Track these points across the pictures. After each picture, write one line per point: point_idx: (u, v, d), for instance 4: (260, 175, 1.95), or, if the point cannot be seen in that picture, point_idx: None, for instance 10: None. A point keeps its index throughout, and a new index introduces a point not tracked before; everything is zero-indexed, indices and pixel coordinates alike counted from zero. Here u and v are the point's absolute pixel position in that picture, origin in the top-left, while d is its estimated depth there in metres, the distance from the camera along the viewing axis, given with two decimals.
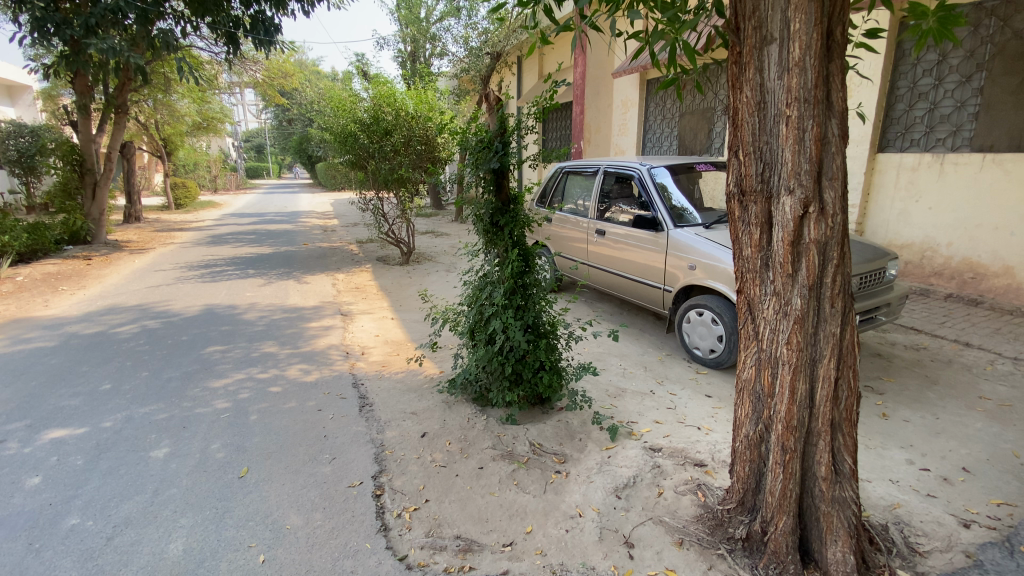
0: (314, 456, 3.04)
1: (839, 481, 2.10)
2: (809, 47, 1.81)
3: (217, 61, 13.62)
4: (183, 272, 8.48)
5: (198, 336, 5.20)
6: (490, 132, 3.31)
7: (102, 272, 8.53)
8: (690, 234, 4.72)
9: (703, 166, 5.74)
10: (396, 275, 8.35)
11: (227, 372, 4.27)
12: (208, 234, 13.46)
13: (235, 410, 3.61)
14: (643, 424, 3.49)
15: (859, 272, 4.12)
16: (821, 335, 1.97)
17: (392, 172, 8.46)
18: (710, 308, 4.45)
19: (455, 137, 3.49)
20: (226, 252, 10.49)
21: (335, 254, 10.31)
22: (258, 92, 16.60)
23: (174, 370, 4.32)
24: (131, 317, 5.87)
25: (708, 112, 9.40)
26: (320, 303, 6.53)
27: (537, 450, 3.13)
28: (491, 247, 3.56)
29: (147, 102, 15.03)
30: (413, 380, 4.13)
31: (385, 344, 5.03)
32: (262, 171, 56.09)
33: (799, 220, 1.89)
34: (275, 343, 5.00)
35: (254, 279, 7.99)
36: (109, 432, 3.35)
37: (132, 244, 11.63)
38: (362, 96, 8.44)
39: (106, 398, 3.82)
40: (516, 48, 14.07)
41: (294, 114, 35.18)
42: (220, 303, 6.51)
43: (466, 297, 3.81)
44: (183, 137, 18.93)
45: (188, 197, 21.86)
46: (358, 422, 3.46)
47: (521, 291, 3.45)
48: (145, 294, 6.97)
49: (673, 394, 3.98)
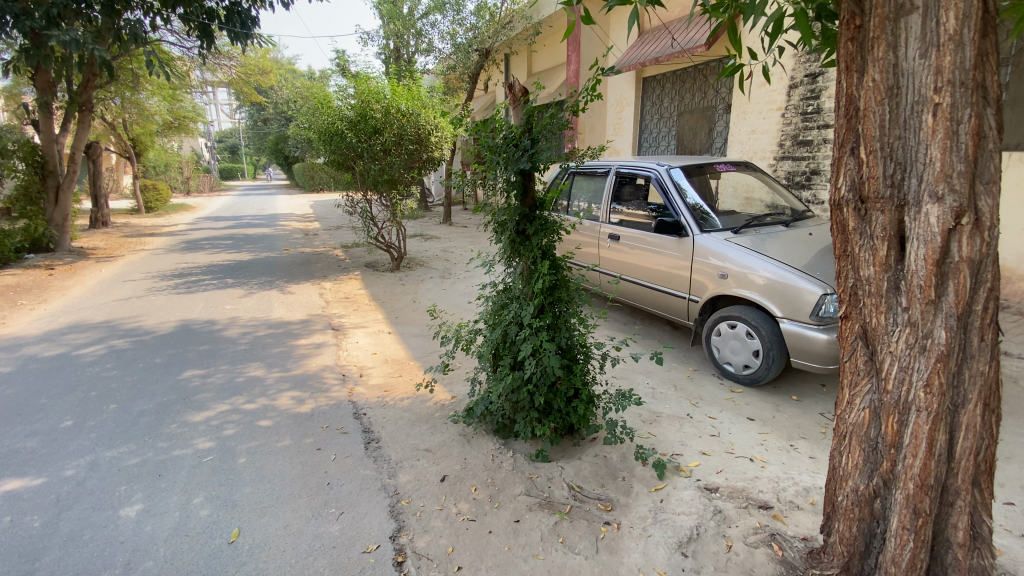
0: (318, 511, 2.57)
1: (977, 548, 1.73)
2: (968, 17, 1.46)
3: (190, 57, 12.87)
4: (155, 282, 7.83)
5: (174, 358, 4.64)
6: (515, 128, 2.89)
7: (65, 283, 7.82)
8: (718, 240, 4.37)
9: (722, 167, 5.43)
10: (387, 282, 7.84)
11: (209, 403, 3.74)
12: (182, 240, 12.71)
13: (220, 452, 3.10)
14: (689, 458, 3.12)
15: None
16: (967, 374, 1.60)
17: (382, 173, 8.04)
18: (745, 321, 4.10)
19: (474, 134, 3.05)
20: (202, 260, 9.81)
21: (320, 260, 9.73)
22: (233, 90, 15.83)
23: (147, 401, 3.77)
24: (97, 336, 5.26)
25: (708, 111, 9.09)
26: (308, 316, 5.99)
27: (578, 495, 2.72)
28: (514, 258, 3.13)
29: (113, 100, 14.18)
30: (422, 408, 3.67)
31: (385, 364, 4.56)
32: (236, 172, 54.54)
33: (947, 233, 1.52)
34: (262, 366, 4.47)
35: (234, 289, 7.40)
36: (71, 483, 2.80)
37: (99, 251, 10.83)
38: (348, 93, 7.90)
39: (69, 438, 3.26)
40: (505, 45, 13.60)
41: (270, 114, 34.22)
42: (197, 318, 5.92)
43: (484, 315, 3.35)
44: (152, 137, 18.02)
45: (160, 199, 20.85)
46: (366, 463, 3.00)
47: (552, 308, 3.03)
48: (114, 309, 6.34)
49: (713, 418, 3.63)
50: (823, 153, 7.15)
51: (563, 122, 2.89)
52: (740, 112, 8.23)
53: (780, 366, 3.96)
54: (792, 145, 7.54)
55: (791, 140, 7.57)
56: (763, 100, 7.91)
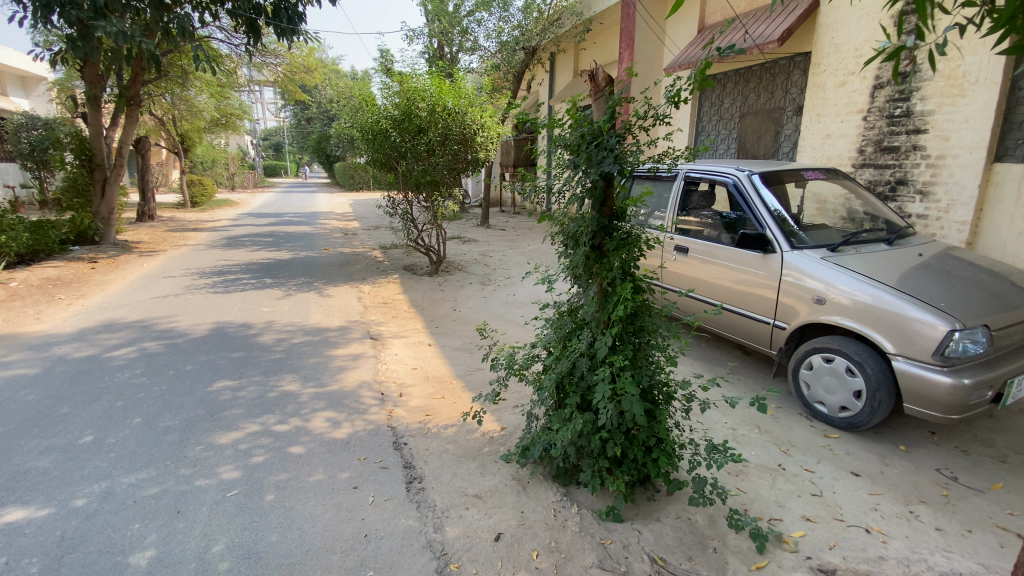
0: (352, 573, 2.18)
1: None
2: None
3: (237, 54, 12.93)
4: (193, 280, 7.71)
5: (205, 366, 4.37)
6: (597, 124, 2.43)
7: (105, 278, 7.78)
8: (812, 259, 3.80)
9: (810, 173, 4.83)
10: (426, 288, 7.51)
11: (237, 422, 3.42)
12: (224, 235, 12.79)
13: (246, 486, 2.75)
14: (791, 525, 2.61)
15: (1015, 323, 3.35)
16: None
17: (425, 175, 7.70)
18: (844, 355, 3.52)
19: (547, 132, 2.61)
20: (242, 257, 9.70)
21: (358, 261, 9.49)
22: (278, 89, 15.88)
23: (173, 416, 3.48)
24: (130, 337, 5.07)
25: (775, 112, 8.42)
26: (346, 323, 5.67)
27: (662, 572, 2.26)
28: (585, 278, 2.64)
29: (165, 96, 14.46)
30: (469, 441, 3.24)
31: (427, 382, 4.17)
32: (279, 170, 56.00)
33: None
34: (296, 379, 4.13)
35: (270, 290, 7.18)
36: (80, 517, 2.50)
37: (142, 245, 10.92)
38: (393, 91, 7.60)
39: (85, 458, 3.00)
40: (552, 43, 13.15)
41: (314, 114, 34.76)
42: (232, 320, 5.68)
43: (544, 340, 2.89)
44: (200, 133, 18.40)
45: (205, 194, 21.22)
46: (408, 510, 2.59)
47: (633, 339, 2.54)
48: (149, 307, 6.20)
49: (810, 470, 3.09)
50: (912, 160, 6.39)
51: (659, 116, 2.40)
52: (815, 114, 7.55)
53: (887, 412, 3.38)
54: (875, 151, 6.81)
55: (873, 146, 6.85)
56: (841, 101, 7.20)
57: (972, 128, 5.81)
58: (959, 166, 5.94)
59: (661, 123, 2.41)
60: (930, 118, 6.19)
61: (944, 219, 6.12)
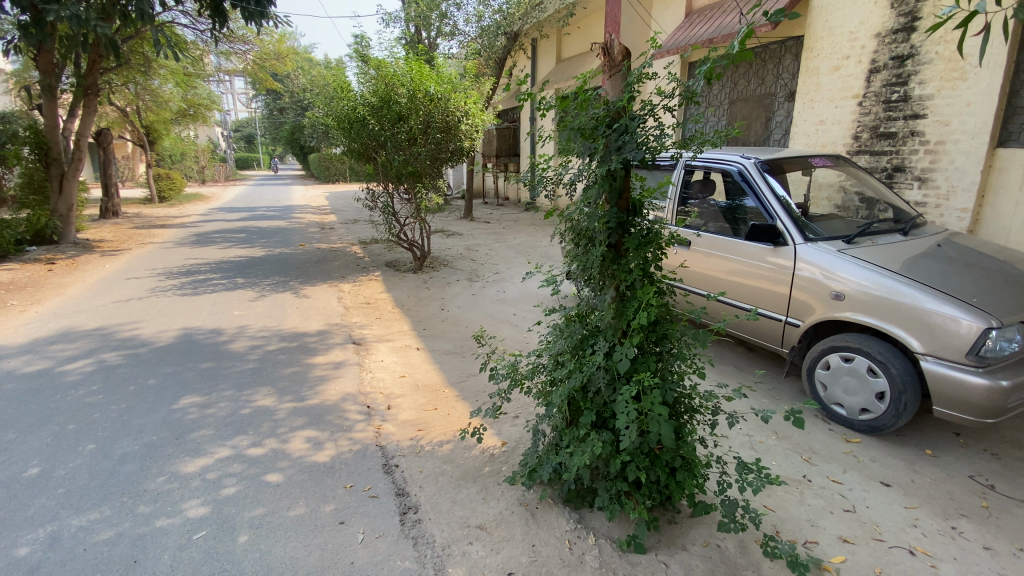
0: None
1: None
2: None
3: (203, 40, 12.26)
4: (159, 281, 7.19)
5: (171, 379, 3.96)
6: (615, 103, 2.11)
7: (63, 281, 7.21)
8: (827, 252, 3.58)
9: (816, 160, 4.62)
10: (411, 285, 7.13)
11: (205, 446, 3.05)
12: (194, 232, 12.15)
13: (215, 525, 2.40)
14: (829, 549, 2.39)
15: None
16: None
17: (406, 165, 7.28)
18: (867, 354, 3.31)
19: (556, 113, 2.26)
20: (212, 255, 9.18)
21: (337, 257, 9.04)
22: (249, 77, 15.17)
23: (133, 441, 3.09)
24: (86, 348, 4.61)
25: (766, 98, 8.21)
26: (326, 327, 5.29)
27: None
28: (599, 281, 2.33)
29: (127, 86, 13.66)
30: (467, 460, 2.93)
31: (417, 392, 3.84)
32: (252, 162, 54.45)
33: None
34: (272, 392, 3.75)
35: (244, 291, 6.72)
36: (19, 573, 2.14)
37: (106, 245, 10.27)
38: (371, 76, 7.16)
39: (29, 496, 2.61)
40: (534, 28, 12.76)
41: (286, 104, 33.60)
42: (202, 326, 5.25)
43: (550, 349, 2.58)
44: (166, 125, 17.67)
45: (174, 188, 20.28)
46: (404, 549, 2.28)
47: (655, 349, 2.25)
48: (110, 312, 5.72)
49: (838, 483, 2.87)
50: (910, 147, 6.26)
51: (689, 93, 2.10)
52: (808, 100, 7.36)
53: (912, 414, 3.20)
54: (871, 137, 6.67)
55: (869, 132, 6.69)
56: (835, 86, 7.01)
57: (973, 113, 5.67)
58: (960, 151, 5.81)
59: (690, 102, 2.12)
60: (929, 102, 6.03)
61: (944, 207, 6.01)
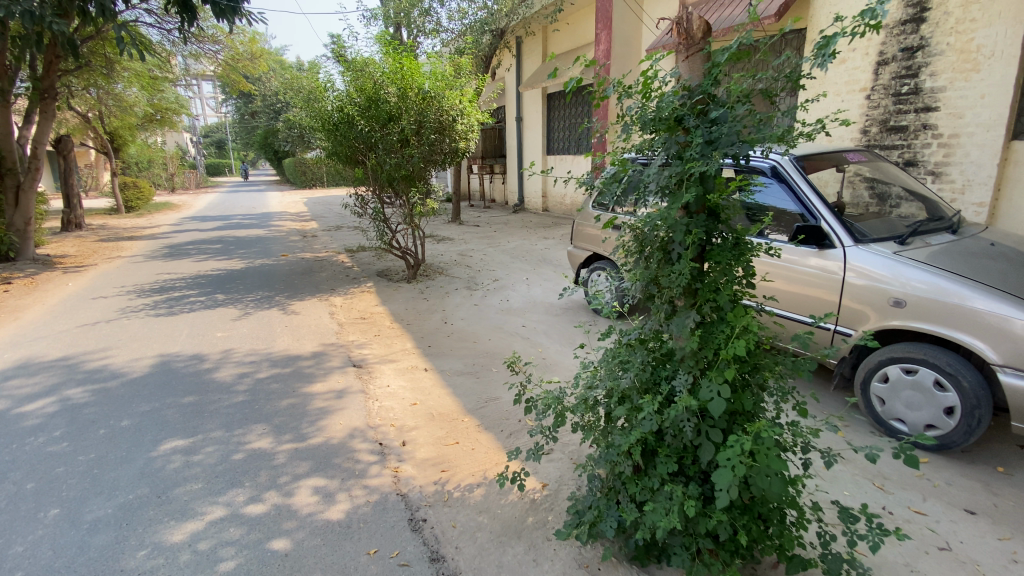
0: None
1: None
2: None
3: (170, 40, 11.55)
4: (129, 301, 6.57)
5: (148, 419, 3.45)
6: (697, 88, 1.76)
7: (20, 303, 6.53)
8: (881, 255, 3.29)
9: (853, 156, 4.34)
10: (407, 296, 6.68)
11: (193, 505, 2.57)
12: (166, 244, 11.42)
13: None
14: None
15: None
16: None
17: (398, 169, 6.82)
18: (934, 366, 3.02)
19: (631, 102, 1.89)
20: (187, 269, 8.54)
21: (323, 268, 8.51)
22: (219, 80, 14.43)
23: (105, 501, 2.61)
24: (48, 384, 4.04)
25: None
26: (321, 348, 4.81)
27: None
28: (674, 302, 1.96)
29: (88, 90, 12.84)
30: (507, 509, 2.53)
31: (434, 422, 3.43)
32: (222, 168, 52.85)
33: None
34: (268, 431, 3.29)
35: (225, 309, 6.17)
36: None
37: (67, 260, 9.50)
38: (356, 74, 6.66)
39: None
40: (521, 25, 12.41)
41: (258, 109, 32.58)
42: (180, 352, 4.71)
43: (606, 382, 2.16)
44: (132, 131, 16.82)
45: (141, 198, 19.29)
46: None
47: (746, 383, 1.89)
48: (74, 339, 5.12)
49: (924, 516, 2.56)
50: (922, 140, 6.08)
51: (798, 75, 1.71)
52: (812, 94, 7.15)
53: (984, 429, 2.93)
54: (880, 132, 6.46)
55: (878, 126, 6.46)
56: (841, 80, 6.76)
57: (989, 105, 5.52)
58: (975, 144, 5.65)
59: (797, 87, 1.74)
60: (941, 94, 5.86)
61: (960, 201, 5.85)
